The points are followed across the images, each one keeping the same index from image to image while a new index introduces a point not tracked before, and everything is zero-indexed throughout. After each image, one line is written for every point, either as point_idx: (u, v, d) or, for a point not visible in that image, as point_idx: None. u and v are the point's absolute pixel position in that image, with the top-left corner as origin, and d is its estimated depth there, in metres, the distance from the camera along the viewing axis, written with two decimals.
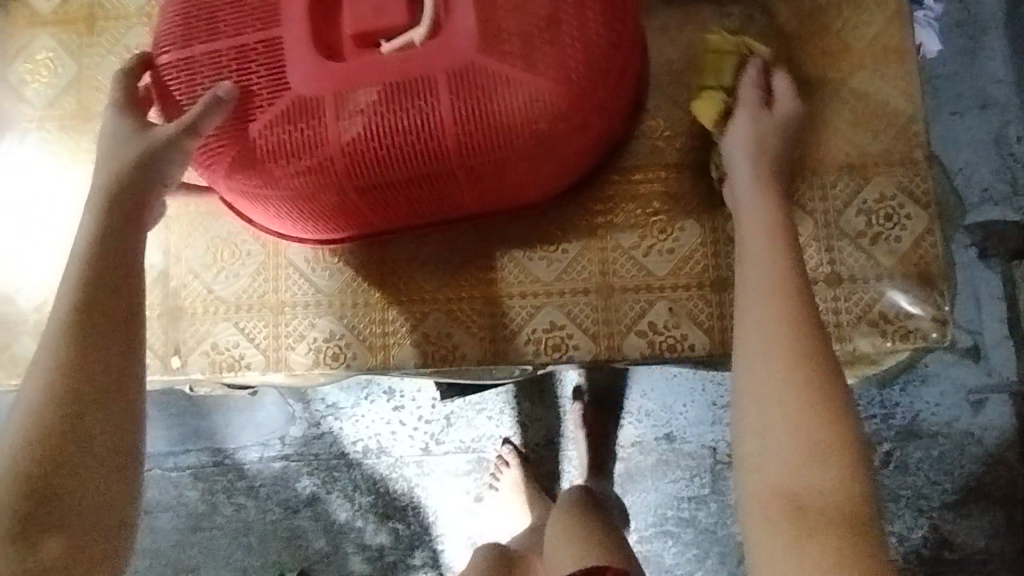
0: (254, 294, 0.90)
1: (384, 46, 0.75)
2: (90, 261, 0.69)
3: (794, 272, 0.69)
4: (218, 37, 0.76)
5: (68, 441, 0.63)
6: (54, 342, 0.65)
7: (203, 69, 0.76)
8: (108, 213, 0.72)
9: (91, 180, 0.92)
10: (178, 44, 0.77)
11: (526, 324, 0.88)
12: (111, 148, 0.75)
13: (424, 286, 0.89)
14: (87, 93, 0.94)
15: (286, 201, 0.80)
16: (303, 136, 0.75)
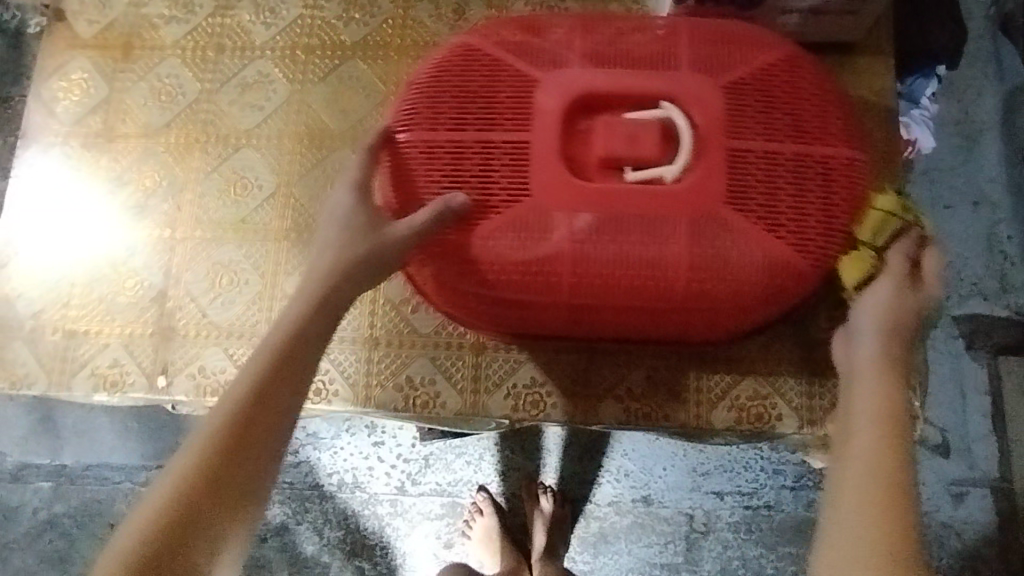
0: (246, 321, 0.90)
1: (629, 174, 0.75)
2: (278, 352, 0.72)
3: (897, 421, 0.70)
4: (464, 130, 0.76)
5: (198, 524, 0.64)
6: (222, 422, 0.68)
7: (443, 159, 0.76)
8: (310, 306, 0.75)
9: (107, 198, 0.96)
10: (418, 129, 0.78)
11: (505, 379, 0.90)
12: (337, 242, 0.77)
13: (412, 330, 0.92)
14: (116, 115, 0.98)
15: (487, 302, 0.79)
16: (525, 248, 0.75)
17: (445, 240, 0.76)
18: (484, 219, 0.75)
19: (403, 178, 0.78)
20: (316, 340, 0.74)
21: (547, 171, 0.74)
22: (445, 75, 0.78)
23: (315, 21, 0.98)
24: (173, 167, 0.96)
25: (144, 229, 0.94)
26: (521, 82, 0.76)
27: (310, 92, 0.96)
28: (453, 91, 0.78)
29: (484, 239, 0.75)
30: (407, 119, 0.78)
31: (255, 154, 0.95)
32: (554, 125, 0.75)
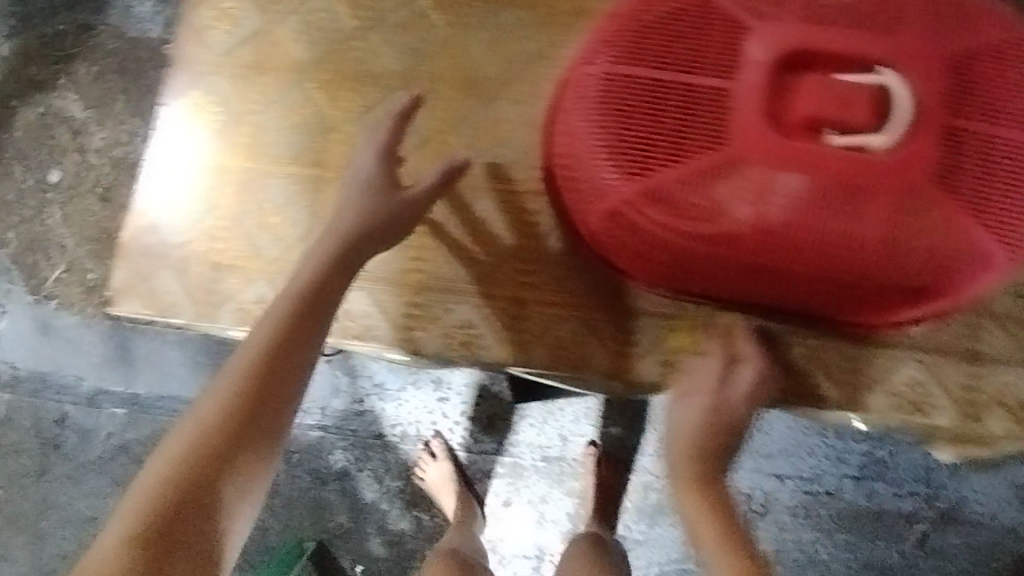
0: (394, 267, 0.89)
1: (834, 138, 0.69)
2: (289, 306, 0.78)
3: (693, 480, 0.87)
4: (663, 72, 0.73)
5: (236, 449, 0.72)
6: (245, 365, 0.75)
7: (637, 98, 0.74)
8: (322, 265, 0.82)
9: (255, 132, 0.95)
10: (621, 64, 0.75)
11: (654, 347, 0.88)
12: (348, 202, 0.86)
13: (561, 290, 0.88)
14: (267, 47, 0.98)
15: (654, 247, 0.78)
16: (706, 203, 0.73)
17: (621, 185, 0.74)
18: (670, 166, 0.72)
19: (592, 115, 0.75)
20: (331, 293, 0.81)
21: (743, 125, 0.70)
22: (651, 13, 0.75)
23: None
24: (322, 104, 0.96)
25: (293, 164, 0.94)
26: (737, 30, 0.72)
27: (468, 38, 0.95)
28: (668, 32, 0.74)
29: (662, 190, 0.73)
30: (611, 54, 0.76)
31: (408, 97, 0.94)
32: (765, 79, 0.70)
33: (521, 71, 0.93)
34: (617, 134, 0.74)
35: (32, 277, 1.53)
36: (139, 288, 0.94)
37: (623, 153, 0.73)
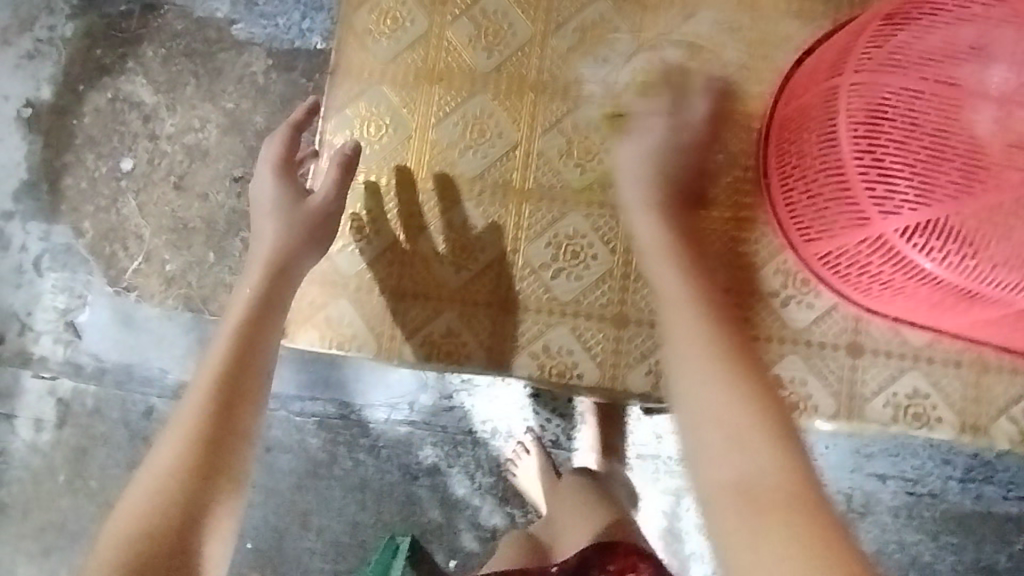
0: (596, 302, 0.86)
1: None
2: (235, 336, 0.72)
3: (760, 471, 0.51)
4: (952, 91, 0.65)
5: (225, 435, 0.65)
6: (209, 385, 0.67)
7: (925, 117, 0.65)
8: (259, 293, 0.78)
9: (429, 150, 0.89)
10: (902, 77, 0.67)
11: (885, 386, 0.80)
12: (273, 228, 0.81)
13: (780, 324, 0.82)
14: (438, 53, 0.90)
15: (916, 285, 0.69)
16: (994, 235, 0.64)
17: (897, 209, 0.66)
18: (961, 200, 0.64)
19: (861, 130, 0.67)
20: (274, 314, 0.77)
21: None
22: (932, 23, 0.67)
23: None
24: (500, 118, 0.88)
25: (477, 184, 0.88)
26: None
27: (662, 47, 0.87)
28: (957, 43, 0.66)
29: (950, 218, 0.64)
30: (881, 63, 0.68)
31: (598, 111, 0.88)
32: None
33: (729, 81, 0.85)
34: (901, 155, 0.65)
35: (110, 270, 1.19)
36: (322, 318, 0.89)
37: (905, 174, 0.65)
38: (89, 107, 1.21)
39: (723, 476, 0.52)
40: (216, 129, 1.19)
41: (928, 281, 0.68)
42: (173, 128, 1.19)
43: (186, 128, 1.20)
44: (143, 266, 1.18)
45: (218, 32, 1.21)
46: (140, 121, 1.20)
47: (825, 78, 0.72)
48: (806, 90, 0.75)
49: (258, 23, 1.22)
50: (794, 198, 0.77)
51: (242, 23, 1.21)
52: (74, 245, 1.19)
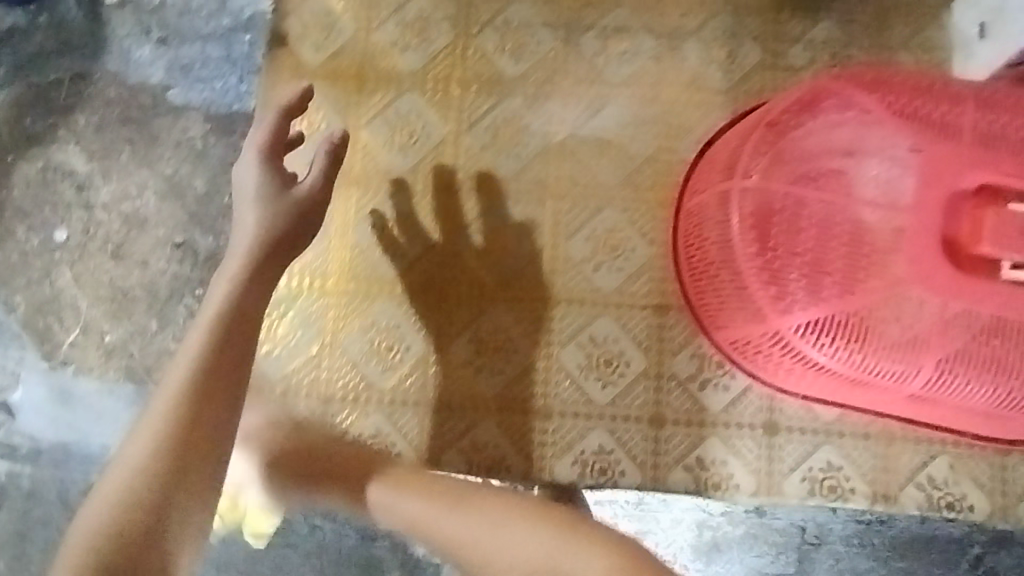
0: (519, 393, 0.84)
1: (1011, 271, 0.67)
2: (214, 334, 0.67)
3: (512, 547, 0.66)
4: (830, 195, 0.71)
5: (189, 456, 0.61)
6: (179, 393, 0.63)
7: (808, 221, 0.70)
8: (236, 288, 0.71)
9: (348, 249, 0.88)
10: (784, 182, 0.71)
11: (801, 461, 0.83)
12: (255, 216, 0.76)
13: (700, 408, 0.83)
14: (354, 154, 0.89)
15: (817, 373, 0.72)
16: (881, 329, 0.68)
17: (792, 308, 0.69)
18: (845, 297, 0.69)
19: (754, 233, 0.71)
20: (258, 311, 0.71)
21: (921, 248, 0.69)
22: (810, 129, 0.72)
23: (569, 57, 0.91)
24: (418, 218, 0.88)
25: (398, 285, 0.87)
26: (908, 151, 0.70)
27: (575, 139, 0.89)
28: (834, 149, 0.71)
29: (836, 316, 0.69)
30: (765, 170, 0.72)
31: (515, 207, 0.87)
32: (938, 203, 0.69)
33: (638, 173, 0.88)
34: (787, 255, 0.70)
35: (42, 345, 0.99)
36: None
37: (794, 275, 0.70)
38: (18, 178, 1.02)
39: (503, 559, 0.66)
40: (153, 196, 1.02)
41: (825, 373, 0.72)
42: (109, 198, 1.01)
43: (121, 195, 1.02)
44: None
45: (152, 98, 1.03)
46: (74, 190, 1.02)
47: (720, 177, 0.75)
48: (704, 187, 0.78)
49: (196, 87, 1.04)
50: (699, 288, 0.79)
51: (177, 88, 1.03)
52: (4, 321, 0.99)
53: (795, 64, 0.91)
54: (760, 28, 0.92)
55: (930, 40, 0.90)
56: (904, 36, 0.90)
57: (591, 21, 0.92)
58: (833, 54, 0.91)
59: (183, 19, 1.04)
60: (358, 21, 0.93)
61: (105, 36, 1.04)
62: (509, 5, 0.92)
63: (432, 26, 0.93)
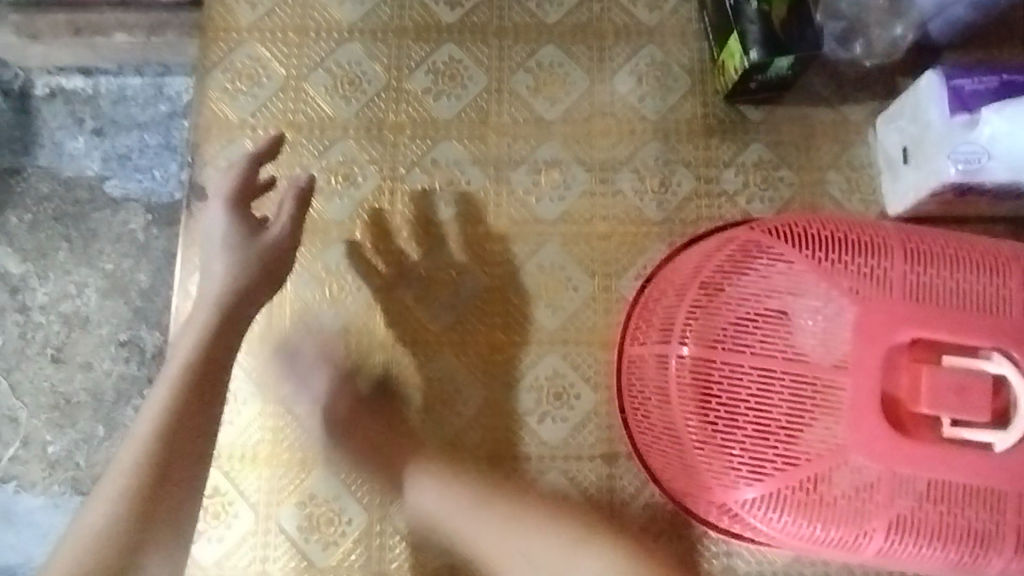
0: (468, 559, 0.80)
1: (951, 431, 0.67)
2: (187, 370, 0.71)
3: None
4: (772, 356, 0.69)
5: (160, 490, 0.66)
6: (150, 437, 0.67)
7: (750, 384, 0.69)
8: (203, 340, 0.74)
9: (280, 415, 0.83)
10: (726, 345, 0.70)
11: None
12: (221, 267, 0.78)
13: None
14: (282, 315, 0.85)
15: (769, 537, 0.71)
16: (824, 499, 0.68)
17: (737, 481, 0.69)
18: (790, 468, 0.68)
19: (693, 403, 0.70)
20: (223, 364, 0.74)
21: (863, 412, 0.67)
22: (747, 288, 0.71)
23: (500, 195, 0.88)
24: (353, 377, 0.84)
25: (333, 455, 0.82)
26: (842, 307, 0.69)
27: (510, 282, 0.86)
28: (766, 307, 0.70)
29: (783, 489, 0.68)
30: (703, 334, 0.71)
31: (452, 361, 0.84)
32: (877, 362, 0.68)
33: (578, 317, 0.85)
34: (732, 424, 0.69)
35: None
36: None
37: (734, 447, 0.69)
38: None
39: None
40: (95, 293, 1.20)
41: (777, 537, 0.71)
42: (46, 299, 1.20)
43: (61, 296, 1.20)
44: (20, 452, 1.15)
45: (89, 192, 1.22)
46: (7, 293, 1.20)
47: (660, 338, 0.74)
48: (643, 340, 0.78)
49: (133, 176, 1.24)
50: (647, 443, 0.78)
51: (116, 180, 1.23)
52: None
53: (730, 190, 0.89)
54: (694, 153, 0.90)
55: (856, 157, 0.91)
56: (832, 155, 0.90)
57: (522, 155, 0.89)
58: (765, 178, 0.90)
59: (117, 109, 1.24)
60: (279, 166, 0.89)
61: (36, 130, 1.24)
62: (436, 144, 0.89)
63: (356, 169, 0.89)
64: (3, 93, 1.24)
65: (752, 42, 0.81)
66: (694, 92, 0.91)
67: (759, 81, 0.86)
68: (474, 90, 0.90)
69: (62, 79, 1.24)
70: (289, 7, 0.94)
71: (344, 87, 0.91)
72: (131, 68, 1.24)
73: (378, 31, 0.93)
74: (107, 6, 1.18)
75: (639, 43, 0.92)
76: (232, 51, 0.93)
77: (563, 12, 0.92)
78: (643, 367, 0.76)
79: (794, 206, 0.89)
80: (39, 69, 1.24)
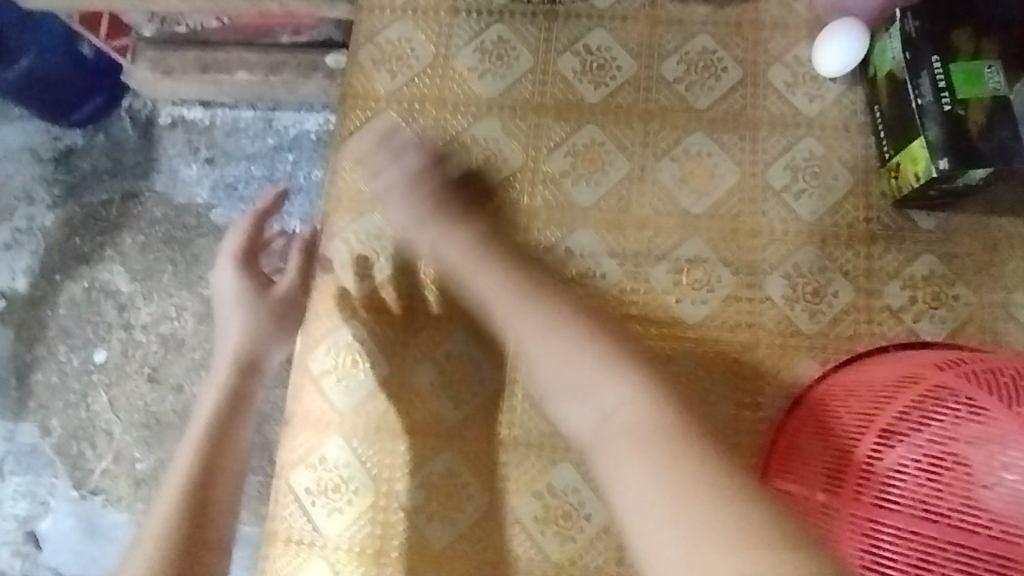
0: None
1: None
2: (212, 418, 0.75)
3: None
4: (967, 531, 0.57)
5: (198, 527, 0.66)
6: (179, 492, 0.68)
7: (942, 564, 0.57)
8: (226, 387, 0.78)
9: (390, 510, 0.80)
10: (902, 511, 0.60)
11: None
12: (238, 321, 0.83)
13: None
14: (402, 403, 0.83)
15: None
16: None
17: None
18: None
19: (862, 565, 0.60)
20: (243, 407, 0.77)
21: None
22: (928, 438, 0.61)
23: (639, 293, 0.82)
24: (467, 475, 0.80)
25: (444, 556, 0.78)
26: None
27: None
28: (954, 458, 0.59)
29: None
30: (877, 495, 0.62)
31: (574, 469, 0.79)
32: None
33: (720, 435, 0.77)
34: None
35: (75, 470, 1.25)
36: None
37: None
38: (64, 296, 1.31)
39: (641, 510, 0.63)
40: (192, 317, 1.28)
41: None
42: (148, 318, 1.29)
43: (160, 317, 1.28)
44: (111, 467, 1.24)
45: (197, 220, 1.30)
46: (116, 310, 1.29)
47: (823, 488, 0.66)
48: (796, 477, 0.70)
49: (238, 207, 1.30)
50: None
51: (222, 209, 1.30)
52: (41, 446, 1.26)
53: (897, 305, 0.79)
54: (855, 262, 0.81)
55: None
56: (1020, 276, 0.79)
57: (663, 250, 0.83)
58: (937, 295, 0.79)
59: (229, 140, 1.32)
60: (408, 243, 0.87)
61: (157, 157, 1.32)
62: (571, 232, 0.85)
63: None
64: (132, 120, 1.33)
65: (942, 150, 0.72)
66: (856, 192, 0.83)
67: (940, 190, 0.77)
68: (616, 176, 0.86)
69: (183, 109, 1.32)
70: (429, 78, 0.93)
71: (479, 164, 0.89)
72: (245, 102, 1.30)
73: (518, 107, 0.90)
74: (232, 44, 1.19)
75: (797, 135, 0.85)
76: (370, 121, 0.92)
77: (715, 98, 0.87)
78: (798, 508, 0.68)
79: (970, 330, 0.78)
80: (164, 100, 1.31)
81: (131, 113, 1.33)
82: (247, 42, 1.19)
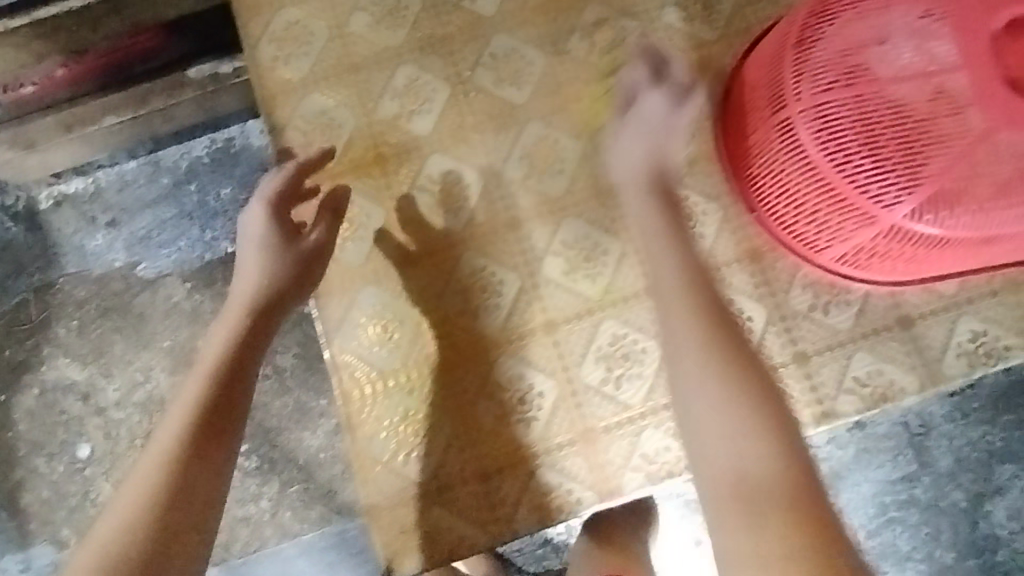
0: (669, 389, 0.83)
1: None
2: (215, 373, 0.66)
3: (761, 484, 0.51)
4: (887, 80, 0.71)
5: (194, 486, 0.58)
6: (174, 442, 0.60)
7: (878, 111, 0.71)
8: (237, 331, 0.71)
9: (442, 326, 0.86)
10: (841, 86, 0.72)
11: (948, 340, 0.83)
12: (259, 264, 0.76)
13: (830, 332, 0.84)
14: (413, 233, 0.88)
15: (929, 246, 0.74)
16: (976, 184, 0.70)
17: (894, 201, 0.71)
18: (929, 172, 0.70)
19: (822, 142, 0.73)
20: (254, 363, 0.69)
21: (988, 95, 0.69)
22: (837, 31, 0.74)
23: (566, 63, 0.91)
24: (492, 268, 0.86)
25: (504, 342, 0.85)
26: (932, 15, 0.71)
27: (605, 135, 0.89)
28: (862, 38, 0.73)
29: (932, 193, 0.70)
30: (815, 88, 0.73)
31: (581, 220, 0.87)
32: (983, 48, 0.69)
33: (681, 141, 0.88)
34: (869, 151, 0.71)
35: None
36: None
37: (873, 169, 0.71)
38: (19, 412, 1.07)
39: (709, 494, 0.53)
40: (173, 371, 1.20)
41: (943, 246, 0.73)
42: (118, 394, 1.07)
43: None
44: None
45: (124, 281, 1.10)
46: (80, 401, 1.07)
47: (771, 111, 0.77)
48: (753, 124, 0.80)
49: (159, 253, 1.11)
50: (785, 216, 0.81)
51: (146, 262, 1.10)
52: None
53: None
54: None
55: None
56: None
57: (572, 24, 0.92)
58: None
59: (123, 195, 1.12)
60: (354, 108, 0.91)
61: (53, 241, 1.12)
62: (490, 38, 0.92)
63: (426, 85, 0.91)
64: (11, 218, 1.13)
65: None
66: None
67: None
68: None
69: (62, 186, 1.13)
70: None
71: (386, 17, 0.93)
72: (122, 152, 1.12)
73: None
74: (89, 92, 1.05)
75: None
76: (271, 21, 0.94)
77: None
78: (763, 137, 0.79)
79: None
80: (37, 182, 1.12)
81: (6, 213, 1.13)
82: (103, 86, 1.05)
